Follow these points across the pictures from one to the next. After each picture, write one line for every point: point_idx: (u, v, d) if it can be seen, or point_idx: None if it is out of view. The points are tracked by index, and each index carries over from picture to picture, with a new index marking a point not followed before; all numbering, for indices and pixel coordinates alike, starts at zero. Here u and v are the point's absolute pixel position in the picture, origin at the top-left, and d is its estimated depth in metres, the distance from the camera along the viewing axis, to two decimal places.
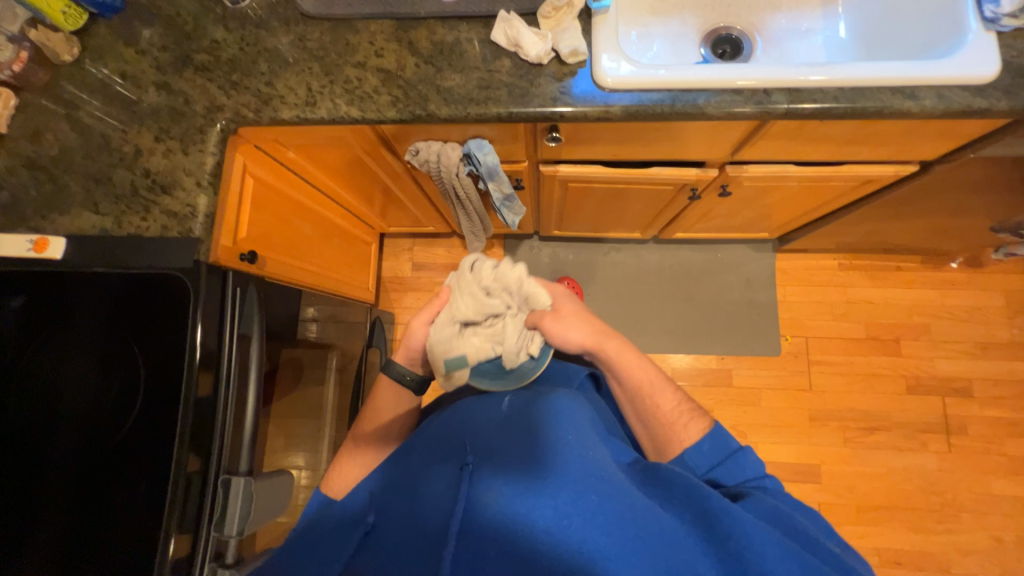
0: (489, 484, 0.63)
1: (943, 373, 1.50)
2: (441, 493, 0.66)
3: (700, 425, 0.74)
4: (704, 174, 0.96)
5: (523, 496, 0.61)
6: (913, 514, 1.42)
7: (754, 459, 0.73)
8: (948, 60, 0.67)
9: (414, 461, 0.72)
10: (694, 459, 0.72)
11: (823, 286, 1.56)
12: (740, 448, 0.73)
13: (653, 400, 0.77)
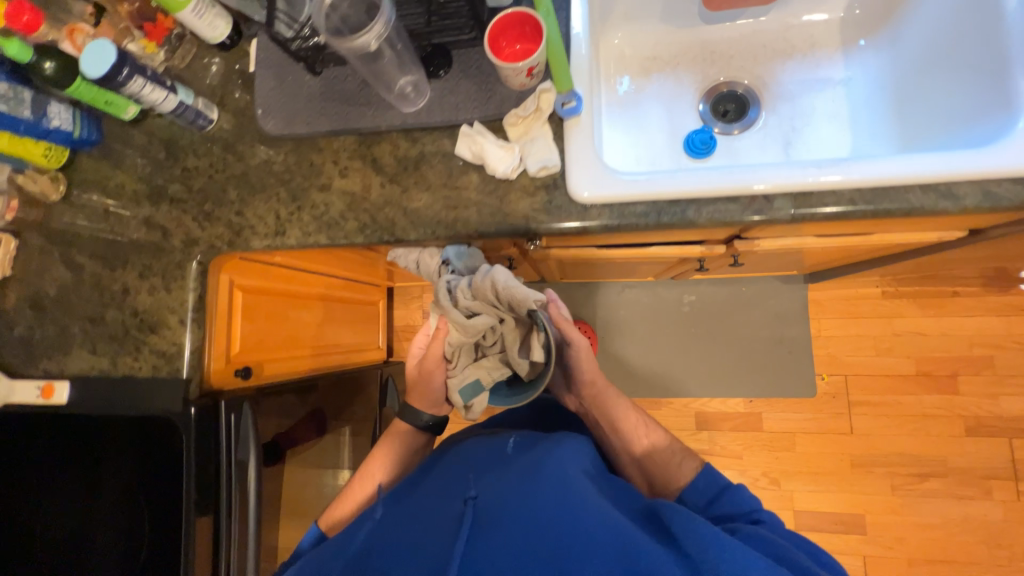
0: (488, 509, 0.61)
1: (1009, 411, 1.33)
2: (439, 518, 0.63)
3: (692, 463, 0.79)
4: (710, 251, 0.87)
5: (522, 519, 0.58)
6: (974, 569, 1.30)
7: (751, 496, 0.70)
8: (993, 151, 0.56)
9: (413, 493, 0.71)
10: (692, 500, 0.73)
11: (864, 318, 1.42)
12: (734, 486, 0.72)
13: (646, 438, 0.86)
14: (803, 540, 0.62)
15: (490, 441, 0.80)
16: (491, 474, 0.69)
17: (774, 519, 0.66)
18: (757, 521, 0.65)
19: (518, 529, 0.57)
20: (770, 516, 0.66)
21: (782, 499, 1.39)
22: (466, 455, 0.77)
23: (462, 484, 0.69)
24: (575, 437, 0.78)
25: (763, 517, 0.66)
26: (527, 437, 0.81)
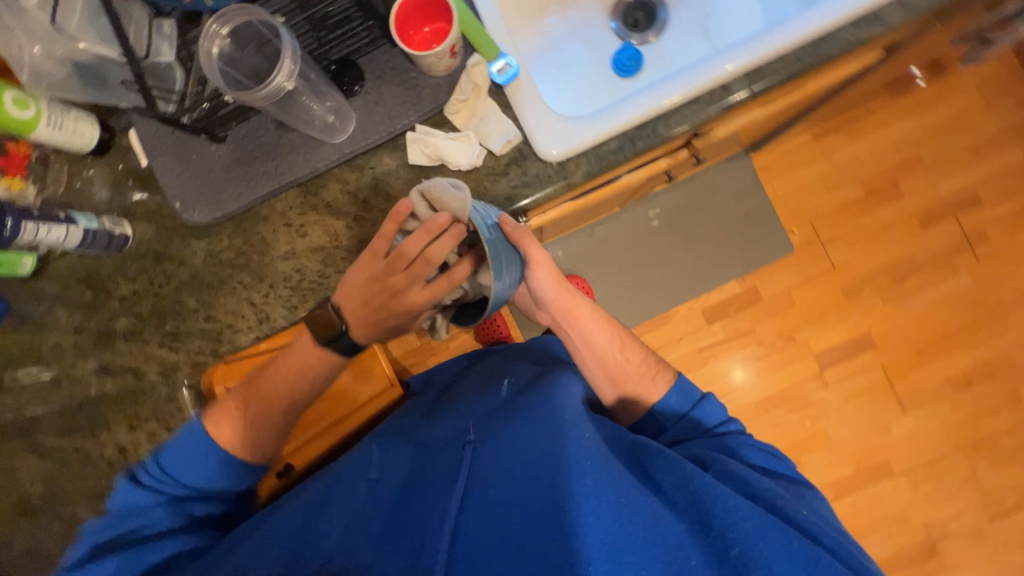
0: (486, 461, 0.67)
1: (947, 193, 1.49)
2: (440, 469, 0.70)
3: (665, 378, 0.80)
4: (676, 160, 0.88)
5: (517, 467, 0.64)
6: (965, 332, 1.50)
7: (718, 404, 0.78)
8: None
9: (412, 448, 0.78)
10: (666, 414, 0.78)
11: (807, 164, 1.51)
12: (705, 396, 0.79)
13: (623, 354, 0.83)
14: (766, 453, 0.72)
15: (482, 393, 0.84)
16: (490, 424, 0.74)
17: (739, 428, 0.76)
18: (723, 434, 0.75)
19: (511, 483, 0.63)
20: (741, 433, 0.75)
21: (799, 348, 1.54)
22: (466, 407, 0.82)
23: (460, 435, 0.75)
24: (569, 378, 0.78)
25: (733, 433, 0.75)
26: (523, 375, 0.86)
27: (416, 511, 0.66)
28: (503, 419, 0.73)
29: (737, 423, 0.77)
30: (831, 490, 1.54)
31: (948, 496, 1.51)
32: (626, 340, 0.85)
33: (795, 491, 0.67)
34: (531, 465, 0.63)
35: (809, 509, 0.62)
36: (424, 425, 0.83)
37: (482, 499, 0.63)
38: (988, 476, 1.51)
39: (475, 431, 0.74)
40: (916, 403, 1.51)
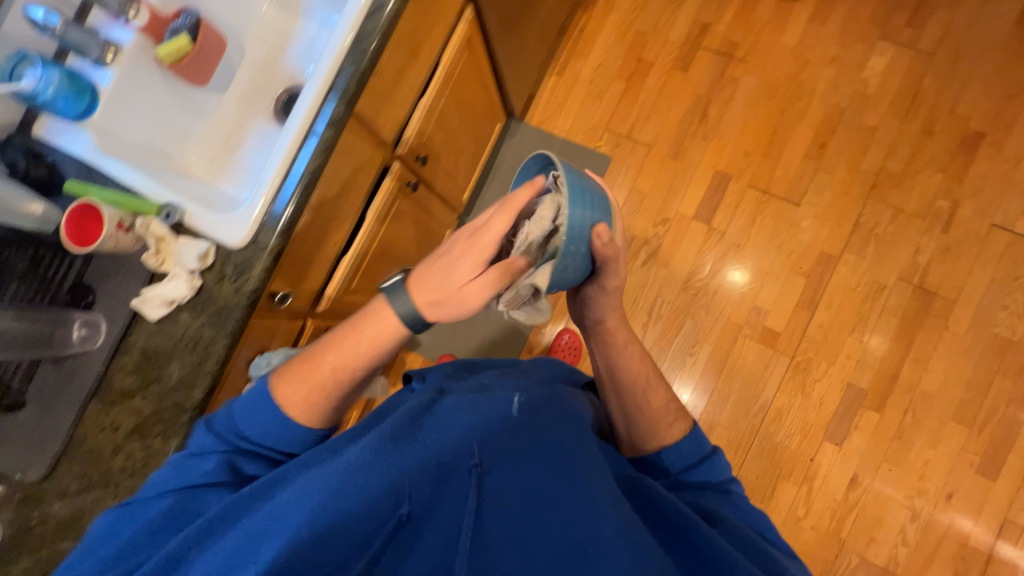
0: (502, 492, 0.62)
1: (680, 35, 1.67)
2: (449, 492, 0.62)
3: (681, 426, 0.87)
4: (398, 172, 1.05)
5: (541, 516, 0.61)
6: (785, 112, 1.59)
7: (724, 464, 0.85)
8: None
9: (418, 446, 0.64)
10: (673, 459, 0.83)
11: (569, 95, 1.72)
12: (712, 451, 0.85)
13: (646, 394, 0.88)
14: (762, 515, 0.78)
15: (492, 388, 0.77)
16: (504, 445, 0.66)
17: (739, 488, 0.83)
18: (724, 489, 0.82)
19: (545, 515, 0.61)
20: (741, 492, 0.82)
21: (676, 221, 1.61)
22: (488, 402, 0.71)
23: (467, 450, 0.64)
24: (575, 388, 0.86)
25: (733, 492, 0.82)
26: (531, 388, 0.77)
27: (408, 525, 0.59)
28: (519, 442, 0.67)
29: (736, 483, 0.83)
30: (802, 308, 1.52)
31: (897, 241, 1.49)
32: (658, 379, 0.90)
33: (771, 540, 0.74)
34: (559, 518, 0.60)
35: (788, 561, 0.69)
36: (428, 416, 0.68)
37: (500, 535, 0.59)
38: (912, 201, 1.50)
39: (484, 450, 0.65)
40: (802, 192, 1.55)
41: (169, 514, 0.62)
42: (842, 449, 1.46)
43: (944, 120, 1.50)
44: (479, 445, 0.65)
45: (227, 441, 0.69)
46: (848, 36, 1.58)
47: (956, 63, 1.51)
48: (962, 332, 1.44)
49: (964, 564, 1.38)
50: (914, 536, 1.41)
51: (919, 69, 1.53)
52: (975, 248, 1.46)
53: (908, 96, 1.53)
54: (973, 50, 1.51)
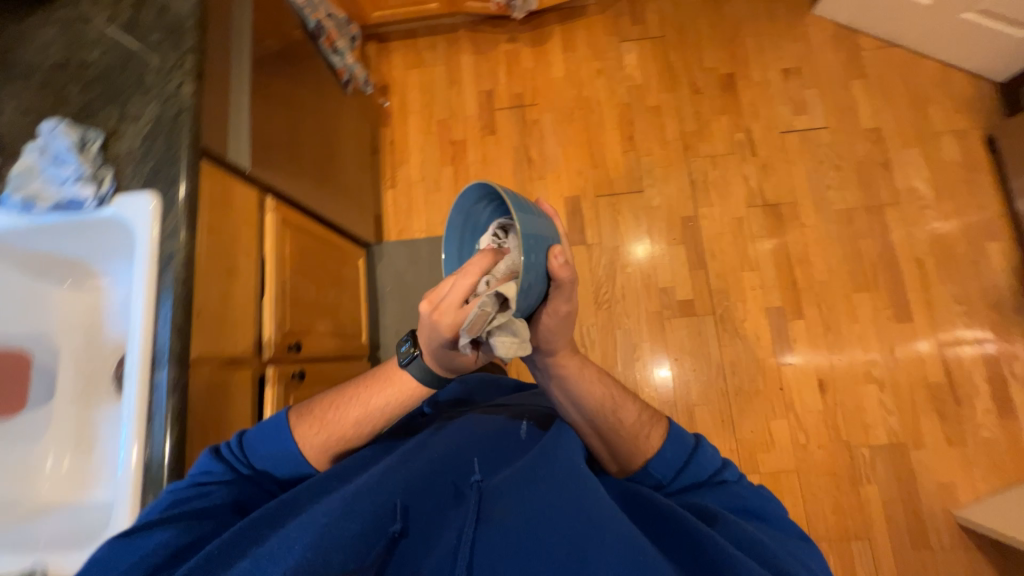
0: (502, 502, 0.66)
1: (475, 108, 1.84)
2: (455, 510, 0.67)
3: (659, 431, 0.79)
4: (275, 374, 1.00)
5: (538, 496, 0.65)
6: (588, 126, 1.79)
7: (712, 451, 0.79)
8: (139, 237, 0.77)
9: (421, 467, 0.72)
10: (661, 471, 0.77)
11: (411, 199, 1.79)
12: (698, 441, 0.80)
13: (619, 415, 0.77)
14: (763, 496, 0.75)
15: (497, 423, 0.86)
16: (504, 462, 0.75)
17: (732, 471, 0.78)
18: (721, 479, 0.77)
19: (542, 498, 0.65)
20: (737, 482, 0.76)
21: None
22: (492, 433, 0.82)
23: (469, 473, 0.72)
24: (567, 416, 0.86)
25: (728, 484, 0.76)
26: (531, 418, 0.88)
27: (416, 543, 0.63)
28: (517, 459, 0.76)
29: (731, 469, 0.78)
30: (695, 269, 1.65)
31: (728, 179, 1.70)
32: (625, 390, 0.80)
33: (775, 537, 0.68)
34: (552, 489, 0.65)
35: (796, 561, 0.63)
36: (432, 444, 0.78)
37: (500, 538, 0.62)
38: (719, 145, 1.73)
39: (483, 471, 0.73)
40: (640, 179, 1.73)
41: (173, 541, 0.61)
42: (797, 365, 1.56)
43: (702, 77, 1.79)
44: (479, 467, 0.73)
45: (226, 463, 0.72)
46: (599, 49, 1.84)
47: (685, 35, 1.82)
48: (816, 222, 1.64)
49: (939, 401, 1.51)
50: (891, 401, 1.52)
51: (662, 51, 1.82)
52: (782, 155, 1.70)
53: (667, 72, 1.80)
54: (689, 21, 1.83)
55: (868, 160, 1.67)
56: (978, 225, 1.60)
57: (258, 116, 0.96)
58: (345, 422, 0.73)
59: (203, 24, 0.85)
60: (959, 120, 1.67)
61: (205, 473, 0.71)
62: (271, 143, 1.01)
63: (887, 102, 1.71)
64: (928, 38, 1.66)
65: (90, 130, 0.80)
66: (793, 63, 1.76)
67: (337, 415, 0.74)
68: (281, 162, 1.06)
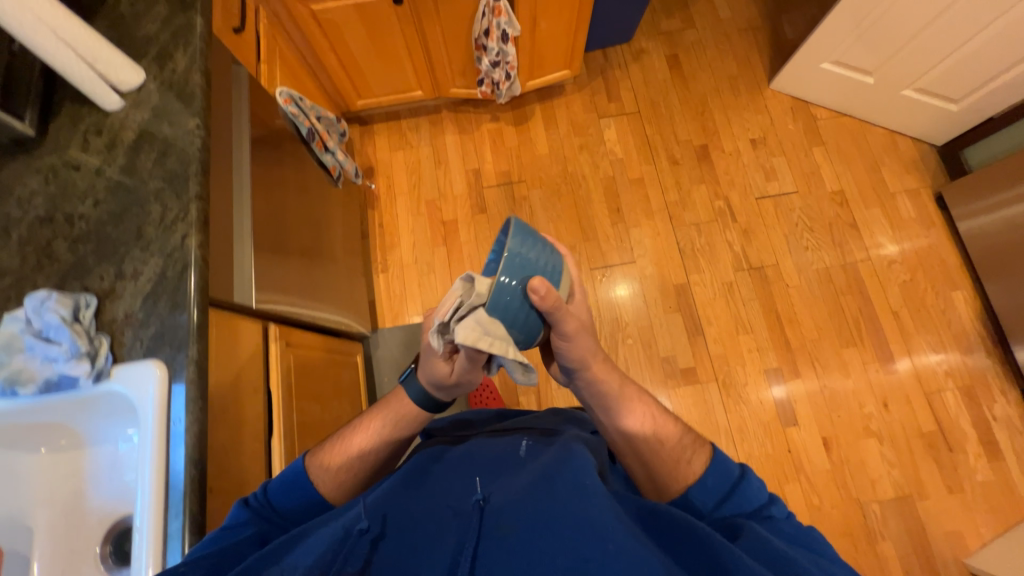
0: (503, 518, 0.65)
1: (463, 187, 1.86)
2: (454, 527, 0.67)
3: (703, 458, 0.72)
4: None
5: (534, 505, 0.65)
6: (575, 200, 1.83)
7: (759, 483, 0.69)
8: (142, 413, 0.70)
9: (425, 496, 0.73)
10: (700, 497, 0.69)
11: (404, 282, 1.75)
12: (744, 471, 0.70)
13: (659, 435, 0.74)
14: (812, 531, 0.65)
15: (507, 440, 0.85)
16: (506, 475, 0.74)
17: (781, 506, 0.68)
18: (766, 514, 0.67)
19: (544, 508, 0.64)
20: (786, 517, 0.66)
21: None
22: (497, 450, 0.81)
23: (471, 490, 0.71)
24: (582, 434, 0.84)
25: (774, 518, 0.66)
26: (538, 433, 0.86)
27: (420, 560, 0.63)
28: (517, 472, 0.74)
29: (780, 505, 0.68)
30: (693, 335, 1.68)
31: (713, 245, 1.77)
32: (667, 413, 0.77)
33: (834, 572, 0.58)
34: (550, 500, 0.65)
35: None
36: (438, 466, 0.78)
37: (498, 552, 0.61)
38: (701, 212, 1.81)
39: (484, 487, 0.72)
40: (631, 250, 1.77)
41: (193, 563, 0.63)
42: (801, 425, 1.59)
43: (678, 148, 1.88)
44: (480, 483, 0.73)
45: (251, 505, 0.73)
46: (580, 126, 1.92)
47: (658, 110, 1.93)
48: (799, 282, 1.73)
49: (935, 450, 1.57)
50: (892, 454, 1.56)
51: (639, 125, 1.91)
52: (760, 220, 1.80)
53: (645, 145, 1.89)
54: (660, 97, 1.95)
55: (837, 220, 1.79)
56: (941, 276, 1.73)
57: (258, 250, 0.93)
58: (348, 453, 0.76)
59: (207, 168, 0.82)
60: (910, 180, 1.83)
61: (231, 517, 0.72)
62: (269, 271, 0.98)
63: (846, 166, 1.86)
64: (875, 109, 1.83)
65: (81, 293, 0.74)
66: (759, 133, 1.89)
67: (340, 451, 0.76)
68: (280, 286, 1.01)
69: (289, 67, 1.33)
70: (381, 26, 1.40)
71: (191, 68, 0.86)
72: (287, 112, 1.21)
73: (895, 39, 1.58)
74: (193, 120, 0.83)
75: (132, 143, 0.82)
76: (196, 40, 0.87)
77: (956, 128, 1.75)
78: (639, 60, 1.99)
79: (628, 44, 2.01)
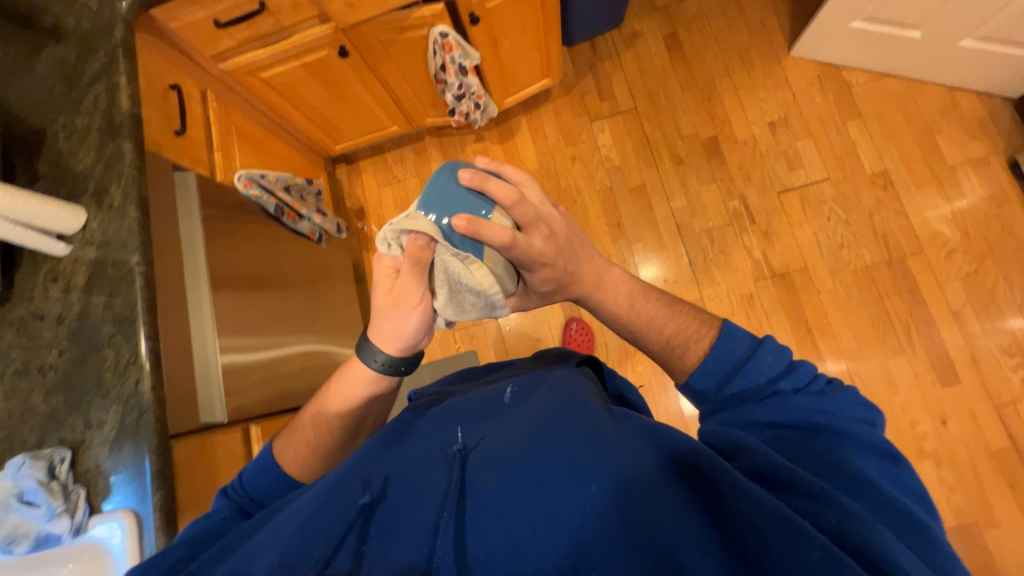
0: (486, 466, 0.58)
1: None
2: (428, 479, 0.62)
3: (696, 336, 0.68)
4: None
5: (519, 447, 0.58)
6: (571, 218, 1.70)
7: (771, 357, 0.60)
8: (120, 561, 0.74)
9: (400, 449, 0.67)
10: (702, 383, 0.65)
11: None
12: (746, 350, 0.62)
13: (642, 333, 0.72)
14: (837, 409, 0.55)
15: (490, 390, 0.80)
16: (490, 422, 0.69)
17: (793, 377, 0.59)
18: (773, 393, 0.58)
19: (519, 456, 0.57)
20: (799, 394, 0.57)
21: None
22: (475, 401, 0.75)
23: (454, 439, 0.66)
24: (568, 373, 0.78)
25: (784, 396, 0.57)
26: (523, 378, 0.81)
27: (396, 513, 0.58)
28: (503, 420, 0.68)
29: (792, 379, 0.58)
30: None
31: (729, 252, 1.59)
32: (662, 308, 0.72)
33: (843, 447, 0.51)
34: (534, 447, 0.58)
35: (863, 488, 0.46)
36: (416, 422, 0.73)
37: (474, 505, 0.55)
38: (713, 216, 1.62)
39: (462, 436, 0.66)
40: (636, 269, 1.63)
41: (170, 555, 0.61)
42: None
43: (683, 145, 1.68)
44: (462, 432, 0.67)
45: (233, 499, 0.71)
46: (570, 133, 1.76)
47: (657, 103, 1.73)
48: (833, 287, 1.52)
49: (1008, 470, 1.36)
50: (953, 478, 1.37)
51: (636, 123, 1.73)
52: (783, 218, 1.58)
53: (645, 146, 1.71)
54: (659, 87, 1.73)
55: (880, 209, 1.54)
56: (1016, 262, 1.45)
57: (236, 334, 0.98)
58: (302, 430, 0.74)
59: (153, 304, 0.83)
60: (975, 148, 1.52)
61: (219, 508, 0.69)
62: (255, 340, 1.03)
63: (890, 140, 1.57)
64: (925, 66, 1.51)
65: (57, 446, 0.78)
66: (778, 114, 1.64)
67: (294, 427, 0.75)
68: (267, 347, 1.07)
69: (251, 140, 1.32)
70: (335, 79, 1.33)
71: (126, 202, 0.86)
72: (249, 197, 1.20)
73: None
74: (134, 257, 0.84)
75: (85, 285, 0.84)
76: (129, 170, 0.87)
77: None
78: (632, 46, 1.77)
79: (618, 29, 1.79)
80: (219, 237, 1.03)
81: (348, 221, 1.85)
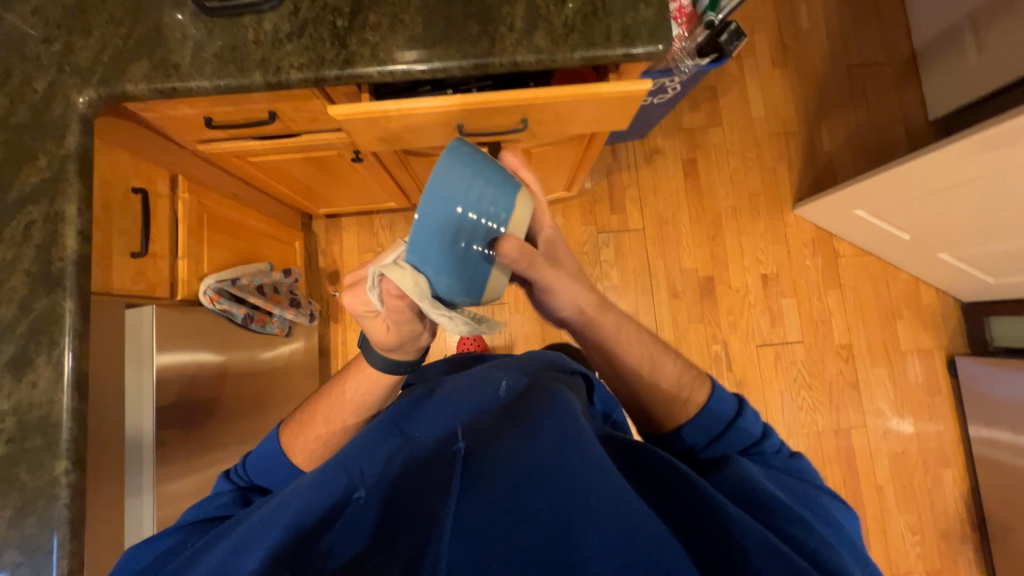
0: (485, 466, 0.62)
1: None
2: (431, 473, 0.65)
3: (698, 396, 0.74)
4: None
5: (524, 458, 0.61)
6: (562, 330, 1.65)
7: (753, 419, 0.75)
8: None
9: (400, 441, 0.70)
10: (693, 434, 0.73)
11: None
12: (740, 407, 0.75)
13: (655, 377, 0.73)
14: (796, 473, 0.72)
15: (479, 380, 0.82)
16: (491, 422, 0.70)
17: (769, 440, 0.75)
18: (752, 452, 0.73)
19: (524, 466, 0.60)
20: (774, 453, 0.73)
21: None
22: (467, 394, 0.77)
23: (455, 441, 0.67)
24: (556, 374, 0.83)
25: (764, 453, 0.73)
26: (522, 374, 0.83)
27: (402, 507, 0.62)
28: (499, 415, 0.71)
29: (766, 441, 0.74)
30: None
31: None
32: (669, 352, 0.76)
33: (800, 501, 0.65)
34: (534, 456, 0.61)
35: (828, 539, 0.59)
36: (412, 413, 0.75)
37: (476, 505, 0.58)
38: (695, 356, 1.66)
39: (463, 434, 0.68)
40: None
41: (187, 530, 0.68)
42: None
43: (681, 279, 1.69)
44: (461, 428, 0.70)
45: (236, 480, 0.80)
46: (575, 239, 1.69)
47: (665, 228, 1.71)
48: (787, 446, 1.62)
49: None
50: None
51: (640, 244, 1.70)
52: (756, 371, 1.66)
53: (645, 269, 1.69)
54: (669, 211, 1.72)
55: (839, 380, 1.66)
56: (935, 449, 1.65)
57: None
58: (311, 420, 0.80)
59: (79, 524, 0.66)
60: (924, 339, 1.69)
61: (215, 489, 0.79)
62: (193, 350, 0.91)
63: (860, 316, 1.70)
64: (904, 257, 1.62)
65: None
66: (772, 268, 1.70)
67: (301, 416, 0.82)
68: (207, 351, 0.96)
69: (225, 222, 1.10)
70: (338, 169, 1.14)
71: (58, 384, 0.67)
72: (215, 310, 1.00)
73: (946, 215, 1.35)
74: (59, 464, 0.66)
75: None
76: (65, 339, 0.68)
77: (986, 295, 1.57)
78: (651, 163, 1.73)
79: (642, 140, 1.73)
80: (178, 375, 0.86)
81: (318, 283, 1.65)
